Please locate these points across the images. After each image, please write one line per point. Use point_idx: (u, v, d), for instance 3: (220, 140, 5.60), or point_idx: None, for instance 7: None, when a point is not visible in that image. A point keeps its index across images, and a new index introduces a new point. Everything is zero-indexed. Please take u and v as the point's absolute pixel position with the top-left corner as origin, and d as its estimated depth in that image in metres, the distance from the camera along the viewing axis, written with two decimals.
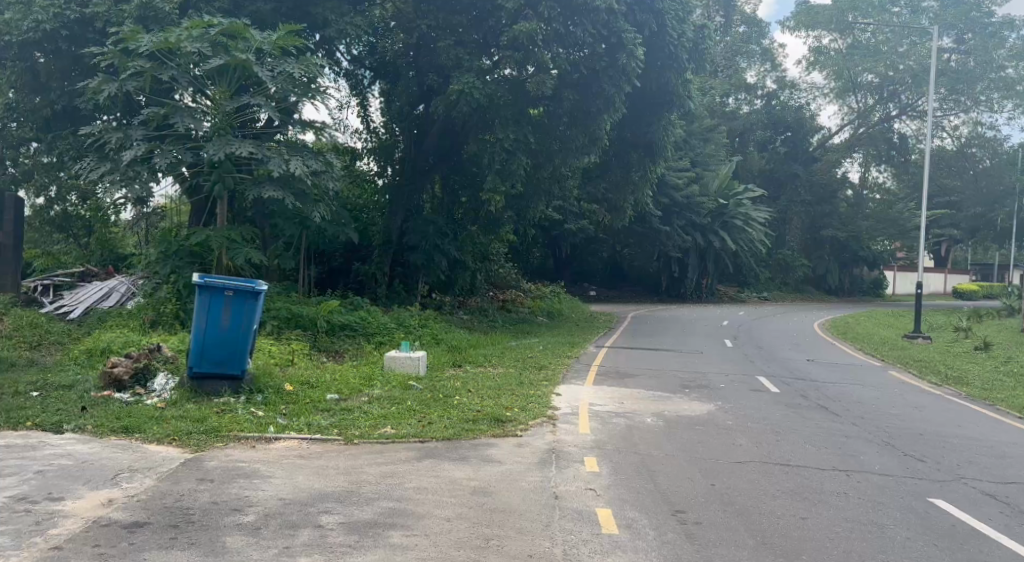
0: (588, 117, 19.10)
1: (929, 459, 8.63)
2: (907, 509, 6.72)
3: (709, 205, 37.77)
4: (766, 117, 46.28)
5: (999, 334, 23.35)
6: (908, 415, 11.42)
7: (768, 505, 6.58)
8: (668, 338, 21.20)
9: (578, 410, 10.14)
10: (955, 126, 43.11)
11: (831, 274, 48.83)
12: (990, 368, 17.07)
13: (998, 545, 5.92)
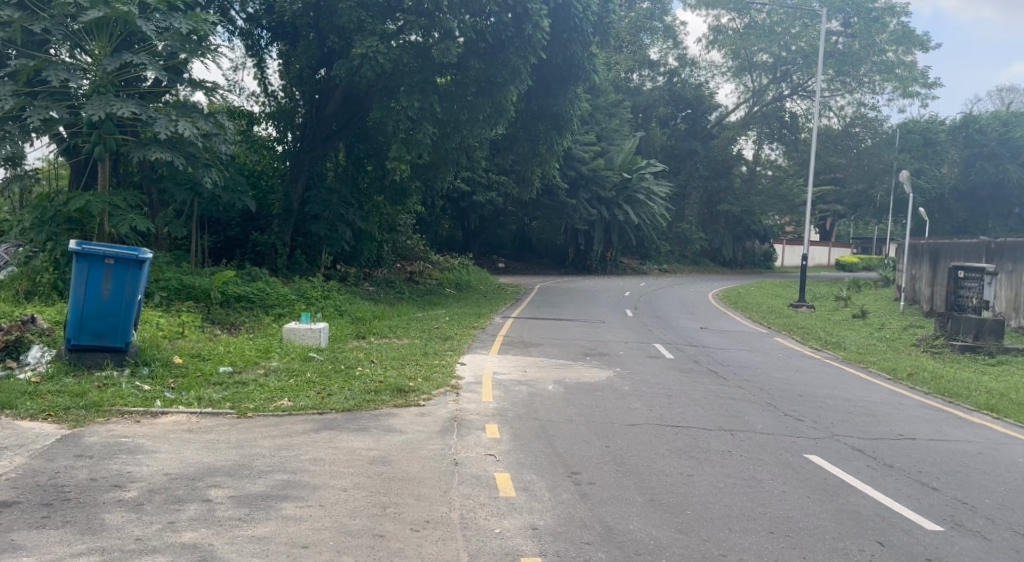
0: (493, 86, 18.98)
1: (808, 419, 9.14)
2: (785, 464, 7.11)
3: (613, 178, 38.42)
4: (668, 94, 47.28)
5: (876, 303, 24.86)
6: (792, 378, 12.06)
7: (657, 464, 6.82)
8: (571, 309, 21.55)
9: (481, 379, 10.22)
10: (841, 107, 45.17)
11: (726, 247, 50.69)
12: (866, 335, 18.17)
13: (864, 495, 6.35)
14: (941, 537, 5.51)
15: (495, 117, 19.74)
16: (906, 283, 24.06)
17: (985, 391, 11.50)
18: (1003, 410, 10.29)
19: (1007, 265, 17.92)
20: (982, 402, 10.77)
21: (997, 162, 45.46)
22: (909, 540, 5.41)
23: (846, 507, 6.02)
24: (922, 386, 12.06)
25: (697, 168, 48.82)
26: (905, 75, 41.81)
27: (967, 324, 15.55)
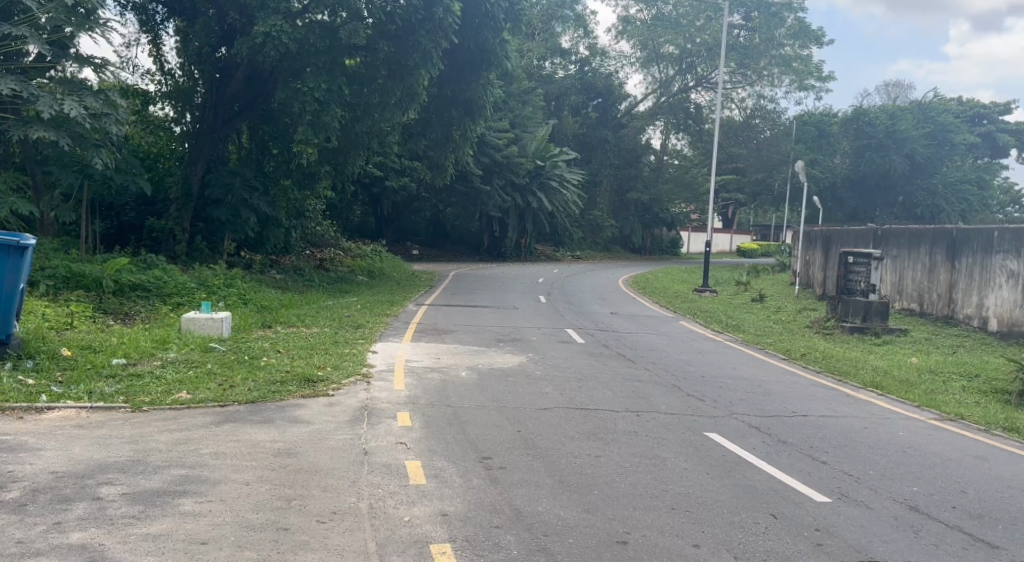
0: (404, 70, 18.71)
1: (709, 399, 9.46)
2: (687, 443, 7.33)
3: (527, 165, 38.55)
4: (579, 83, 47.84)
5: (774, 288, 25.92)
6: (696, 360, 12.46)
7: (566, 446, 6.91)
8: (483, 295, 21.57)
9: (393, 366, 10.12)
10: (743, 99, 46.50)
11: (635, 234, 51.78)
12: (765, 317, 18.94)
13: (759, 470, 6.63)
14: (829, 507, 5.82)
15: (407, 102, 19.49)
16: (801, 268, 25.18)
17: (872, 369, 12.19)
18: (886, 387, 10.94)
19: (891, 250, 19.00)
20: (868, 380, 11.41)
21: (883, 153, 47.78)
22: (800, 511, 5.68)
23: (742, 482, 6.27)
24: (815, 365, 12.67)
25: (608, 157, 49.59)
26: (801, 69, 43.60)
27: (855, 306, 16.40)
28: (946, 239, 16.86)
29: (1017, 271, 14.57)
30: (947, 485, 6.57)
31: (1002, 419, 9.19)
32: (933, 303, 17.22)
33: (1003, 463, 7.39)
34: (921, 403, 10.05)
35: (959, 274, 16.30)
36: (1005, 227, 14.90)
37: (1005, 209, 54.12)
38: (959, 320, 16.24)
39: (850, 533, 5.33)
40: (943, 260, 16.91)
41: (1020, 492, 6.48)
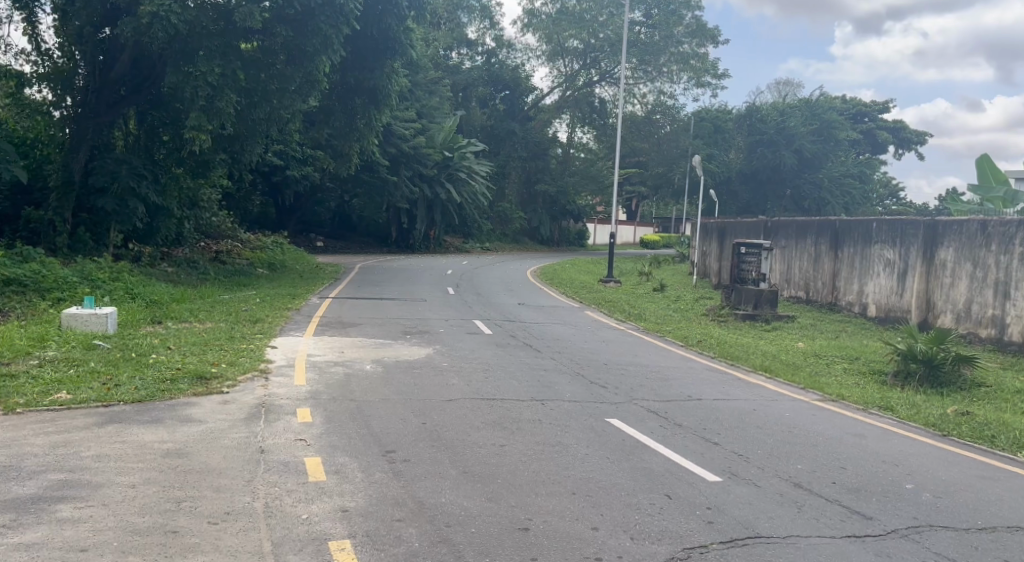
0: (303, 56, 18.21)
1: (610, 386, 9.67)
2: (589, 429, 7.46)
3: (434, 157, 38.14)
4: (486, 74, 47.87)
5: (673, 278, 26.71)
6: (599, 349, 12.71)
7: (471, 437, 6.91)
8: (389, 288, 21.32)
9: (293, 361, 9.87)
10: (644, 95, 47.53)
11: (543, 226, 52.21)
12: (664, 306, 19.52)
13: (656, 453, 6.82)
14: (721, 486, 6.04)
15: (308, 89, 18.99)
16: (698, 259, 26.06)
17: (762, 354, 12.77)
18: (776, 371, 11.47)
19: (781, 241, 19.91)
20: (758, 364, 11.95)
21: (774, 149, 49.91)
22: (693, 492, 5.88)
23: (640, 465, 6.44)
24: (710, 351, 13.15)
25: (516, 148, 49.28)
26: (698, 66, 44.93)
27: (747, 294, 17.12)
28: (830, 231, 17.80)
29: (893, 260, 15.55)
30: (829, 461, 6.95)
31: (878, 398, 9.81)
32: (818, 291, 18.17)
33: (878, 439, 7.88)
34: (807, 384, 10.60)
35: (842, 263, 17.26)
36: (882, 219, 15.88)
37: (884, 203, 57.53)
38: (842, 306, 17.19)
39: (739, 510, 5.56)
40: (827, 250, 17.86)
41: (893, 465, 6.92)
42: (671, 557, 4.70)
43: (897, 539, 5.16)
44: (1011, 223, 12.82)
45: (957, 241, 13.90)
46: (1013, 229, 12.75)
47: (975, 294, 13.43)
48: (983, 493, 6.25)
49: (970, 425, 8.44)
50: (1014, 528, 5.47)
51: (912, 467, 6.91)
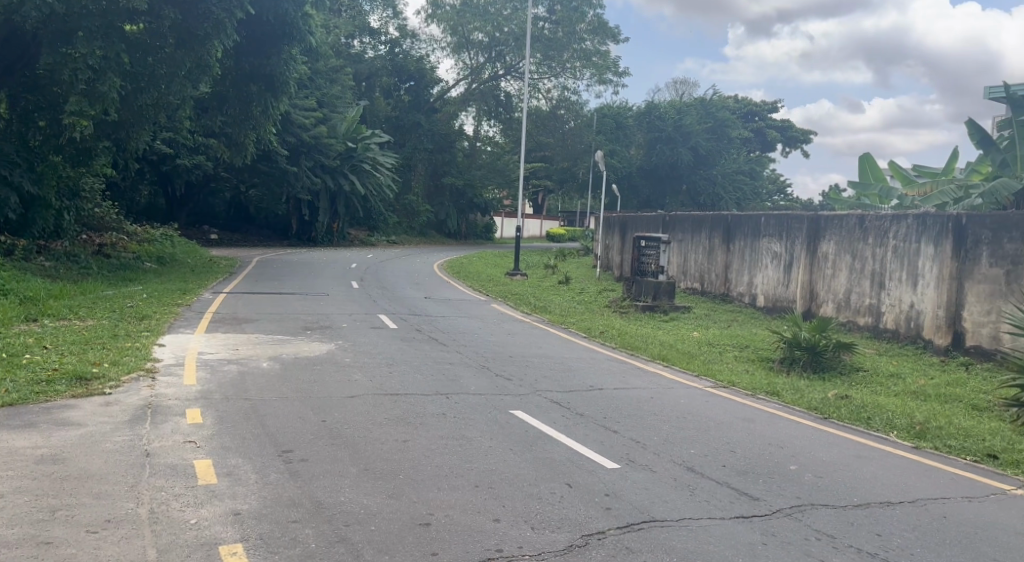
0: (194, 39, 17.53)
1: (515, 378, 9.74)
2: (493, 422, 7.48)
3: (337, 148, 37.27)
4: (390, 64, 47.16)
5: (577, 271, 27.14)
6: (504, 341, 12.77)
7: (373, 433, 6.82)
8: (288, 282, 20.76)
9: (183, 360, 9.45)
10: (549, 90, 47.67)
11: (450, 219, 51.84)
12: (569, 298, 19.79)
13: (559, 443, 6.90)
14: (618, 473, 6.18)
15: (199, 74, 18.26)
16: (601, 252, 26.57)
17: (660, 344, 13.13)
18: (673, 359, 11.83)
19: (677, 235, 20.51)
20: (656, 353, 12.30)
21: (672, 146, 51.35)
22: (592, 479, 5.98)
23: (543, 455, 6.51)
24: (611, 341, 13.44)
25: (422, 140, 48.65)
26: (600, 64, 45.72)
27: (647, 286, 17.58)
28: (723, 224, 18.48)
29: (779, 252, 16.31)
30: (721, 446, 7.21)
31: (766, 384, 10.27)
32: (711, 283, 18.84)
33: (765, 423, 8.25)
34: (701, 372, 11.00)
35: (733, 256, 17.95)
36: (770, 213, 16.61)
37: (773, 198, 60.26)
38: (734, 297, 17.89)
39: (636, 495, 5.69)
40: (720, 243, 18.54)
41: (778, 448, 7.26)
42: (570, 545, 4.76)
43: (783, 518, 5.41)
44: (886, 218, 13.65)
45: (837, 235, 14.71)
46: (887, 224, 13.60)
47: (853, 285, 14.26)
48: (859, 470, 6.64)
49: (848, 407, 8.96)
50: (887, 503, 5.84)
51: (796, 449, 7.27)
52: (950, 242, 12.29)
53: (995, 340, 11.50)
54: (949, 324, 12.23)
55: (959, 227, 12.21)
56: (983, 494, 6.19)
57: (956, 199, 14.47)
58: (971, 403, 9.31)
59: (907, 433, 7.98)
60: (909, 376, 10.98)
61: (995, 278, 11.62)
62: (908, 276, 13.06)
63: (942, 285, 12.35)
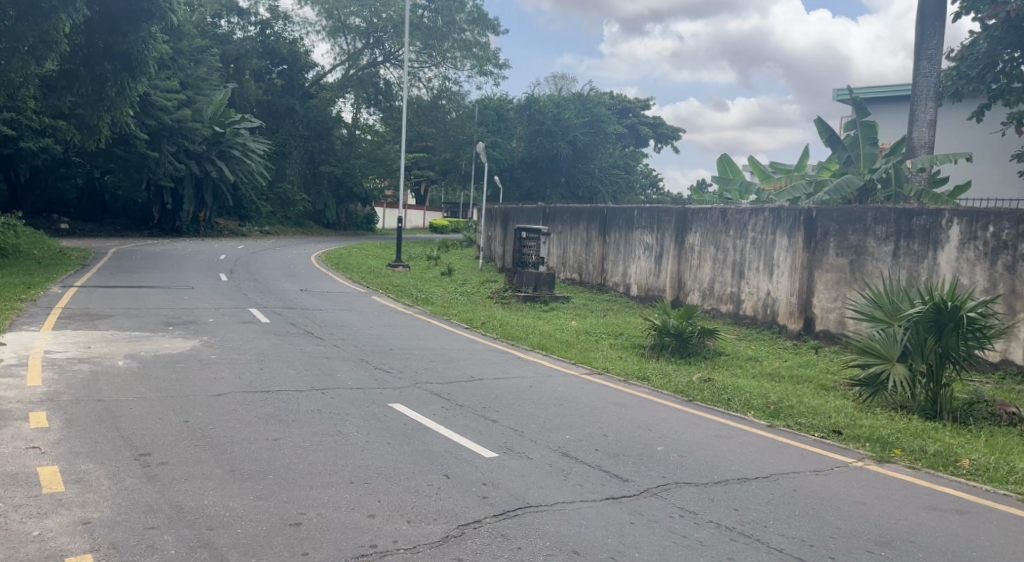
0: (38, 11, 16.19)
1: (394, 370, 9.63)
2: (370, 416, 7.34)
3: (203, 132, 35.44)
4: (260, 46, 45.29)
5: (460, 262, 27.09)
6: (382, 333, 12.59)
7: (241, 432, 6.54)
8: (150, 275, 19.59)
9: (27, 360, 8.73)
10: (429, 79, 47.05)
11: (328, 209, 50.35)
12: (452, 290, 19.72)
13: (436, 435, 6.88)
14: (495, 461, 6.23)
15: (44, 50, 17.03)
16: (484, 244, 26.68)
17: (539, 333, 13.32)
18: (550, 348, 12.04)
19: (557, 226, 20.84)
20: (535, 342, 12.47)
21: (551, 139, 52.09)
22: (469, 469, 6.00)
23: (421, 447, 6.46)
24: (491, 332, 13.51)
25: (297, 126, 47.02)
26: (481, 55, 45.79)
27: (528, 277, 17.76)
28: (600, 217, 18.94)
29: (651, 244, 16.90)
30: (594, 430, 7.41)
31: (638, 370, 10.62)
32: (589, 273, 19.28)
33: (636, 407, 8.54)
34: (578, 359, 11.27)
35: (609, 247, 18.43)
36: (642, 206, 17.17)
37: (647, 192, 62.29)
38: (610, 287, 18.40)
39: (512, 483, 5.75)
40: (597, 236, 18.99)
41: (647, 430, 7.54)
42: (445, 536, 4.76)
43: (650, 498, 5.61)
44: (745, 211, 14.40)
45: (702, 227, 15.40)
46: (747, 216, 14.35)
47: (717, 274, 14.97)
48: (720, 449, 6.99)
49: (711, 390, 9.40)
50: (744, 479, 6.19)
51: (663, 431, 7.57)
52: (802, 233, 13.16)
53: (841, 324, 12.47)
54: (801, 310, 13.10)
55: (810, 220, 13.10)
56: (828, 467, 6.67)
57: (808, 194, 15.30)
58: (819, 383, 10.02)
59: (763, 412, 8.48)
60: (766, 359, 11.69)
61: (841, 268, 12.58)
62: (766, 266, 13.86)
63: (796, 273, 13.21)
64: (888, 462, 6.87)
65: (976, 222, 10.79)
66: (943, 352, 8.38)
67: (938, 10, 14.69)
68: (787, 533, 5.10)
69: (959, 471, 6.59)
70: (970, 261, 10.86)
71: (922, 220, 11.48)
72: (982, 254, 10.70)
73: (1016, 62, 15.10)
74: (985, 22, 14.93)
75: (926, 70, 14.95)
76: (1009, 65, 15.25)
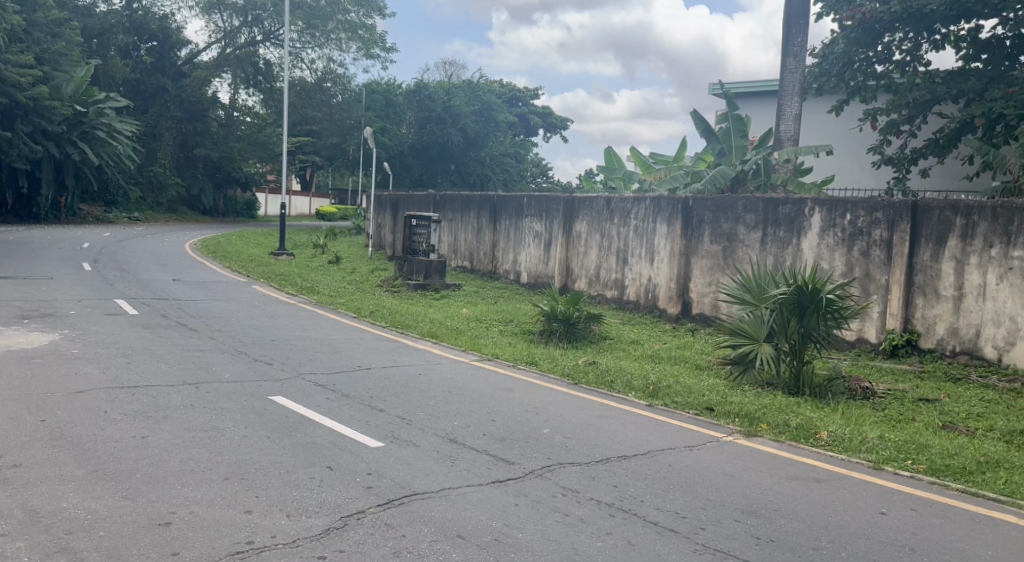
0: None
1: (276, 362, 9.34)
2: (248, 410, 7.09)
3: (63, 111, 33.04)
4: (127, 20, 42.60)
5: (348, 250, 26.53)
6: (263, 324, 12.20)
7: (104, 431, 6.16)
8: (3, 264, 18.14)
9: None
10: (312, 60, 45.59)
11: (205, 194, 48.13)
12: (339, 278, 19.29)
13: (319, 426, 6.73)
14: (381, 451, 6.16)
15: None
16: (373, 231, 26.24)
17: (429, 321, 13.27)
18: (440, 336, 12.01)
19: (447, 214, 20.70)
20: (425, 330, 12.41)
21: (442, 126, 51.49)
22: (354, 460, 5.90)
23: (303, 440, 6.30)
24: (380, 321, 13.36)
25: (167, 107, 44.57)
26: (366, 38, 44.91)
27: (418, 265, 17.62)
28: (490, 205, 18.96)
29: (540, 231, 17.13)
30: (482, 416, 7.44)
31: (526, 355, 10.76)
32: (480, 261, 19.33)
33: (523, 392, 8.64)
34: (467, 346, 11.30)
35: (499, 234, 18.53)
36: (531, 194, 17.32)
37: (537, 180, 62.80)
38: (500, 274, 18.53)
39: (397, 471, 5.70)
40: (487, 223, 19.05)
41: (533, 414, 7.66)
42: (327, 528, 4.66)
43: (534, 479, 5.70)
44: (628, 200, 14.78)
45: (588, 215, 15.73)
46: (629, 204, 14.74)
47: (602, 261, 15.34)
48: (602, 429, 7.19)
49: (595, 373, 9.65)
50: (624, 457, 6.39)
51: (549, 414, 7.70)
52: (679, 222, 13.66)
53: (715, 308, 13.10)
54: (679, 294, 13.63)
55: (687, 209, 13.62)
56: (701, 443, 6.98)
57: (685, 184, 15.94)
58: (695, 363, 10.47)
59: (643, 392, 8.78)
60: (647, 342, 12.10)
61: (715, 254, 13.18)
62: (647, 253, 14.32)
63: (674, 260, 13.73)
64: (755, 436, 7.28)
65: (834, 210, 11.53)
66: (805, 332, 8.93)
67: (802, 10, 15.55)
68: (662, 506, 5.30)
69: (818, 442, 7.04)
70: (829, 246, 11.59)
71: (787, 209, 12.15)
72: (841, 240, 11.44)
73: (870, 61, 16.20)
74: (843, 22, 15.94)
75: (793, 66, 15.79)
76: (865, 64, 16.35)
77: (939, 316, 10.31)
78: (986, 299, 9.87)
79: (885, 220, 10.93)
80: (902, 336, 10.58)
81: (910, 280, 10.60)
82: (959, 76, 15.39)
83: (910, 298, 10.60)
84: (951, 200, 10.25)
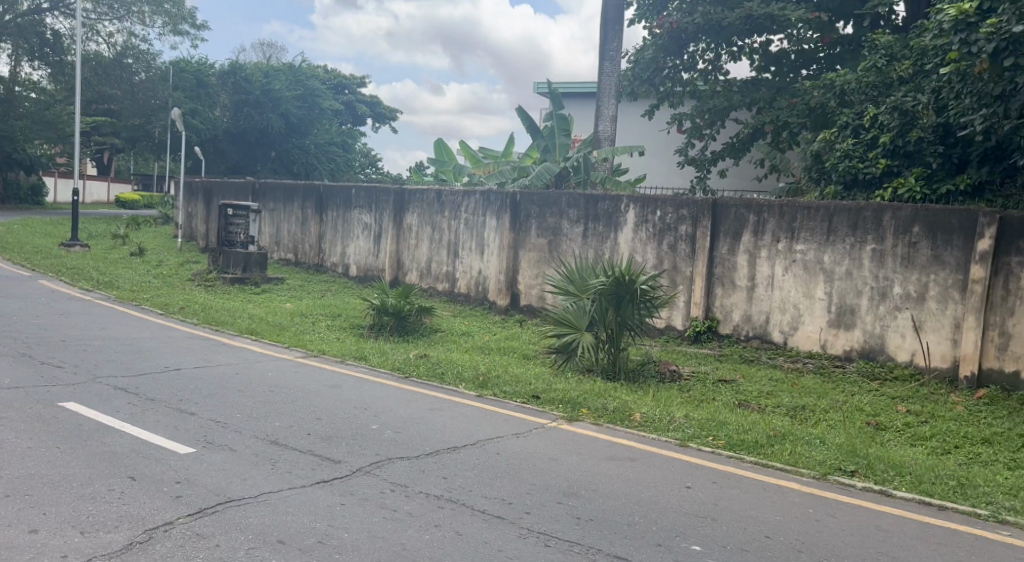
0: None
1: (67, 365, 8.50)
2: (35, 419, 6.40)
3: None
4: None
5: (153, 241, 24.61)
6: (53, 323, 11.06)
7: None
8: None
9: None
10: (110, 34, 41.70)
11: None
12: (142, 272, 17.80)
13: (120, 434, 6.21)
14: (193, 457, 5.79)
15: None
16: (183, 221, 24.52)
17: (249, 317, 12.62)
18: (261, 333, 11.46)
19: (268, 204, 19.76)
20: (245, 327, 11.80)
21: (261, 110, 49.27)
22: (160, 468, 5.50)
23: (100, 449, 5.78)
24: (193, 318, 12.53)
25: None
26: (173, 13, 41.73)
27: (236, 258, 16.76)
28: (314, 196, 18.35)
29: (369, 223, 16.83)
30: (307, 415, 7.20)
31: (354, 350, 10.53)
32: (305, 253, 18.65)
33: (351, 387, 8.47)
34: (289, 343, 10.88)
35: (326, 226, 17.97)
36: (359, 185, 16.98)
37: (367, 169, 61.68)
38: (327, 267, 17.98)
39: (211, 478, 5.39)
40: (313, 214, 18.42)
41: (362, 410, 7.50)
42: (129, 543, 4.32)
43: (361, 477, 5.61)
44: (458, 193, 14.87)
45: (419, 207, 15.65)
46: (459, 198, 14.86)
47: (433, 254, 15.33)
48: (431, 422, 7.19)
49: (424, 366, 9.64)
50: (453, 449, 6.43)
51: (378, 409, 7.60)
52: (508, 216, 13.94)
53: (541, 298, 13.51)
54: (507, 286, 13.90)
55: (514, 204, 13.92)
56: (528, 430, 7.17)
57: (513, 179, 16.28)
58: (522, 353, 10.74)
59: (472, 383, 8.88)
60: (477, 333, 12.25)
61: (541, 247, 13.59)
62: (476, 246, 14.51)
63: (502, 253, 13.98)
64: (576, 421, 7.58)
65: (647, 207, 12.23)
66: (621, 322, 9.40)
67: (618, 15, 16.41)
68: (489, 495, 5.39)
69: (632, 424, 7.46)
70: (642, 240, 12.28)
71: (606, 205, 12.74)
72: (652, 234, 12.15)
73: (677, 68, 17.31)
74: (653, 30, 16.99)
75: (609, 70, 16.55)
76: (672, 70, 17.44)
77: (735, 304, 11.25)
78: (774, 288, 10.90)
79: (690, 216, 11.74)
80: (704, 323, 11.40)
81: (711, 271, 11.48)
82: (753, 85, 16.81)
83: (711, 288, 11.47)
84: (746, 199, 11.19)
